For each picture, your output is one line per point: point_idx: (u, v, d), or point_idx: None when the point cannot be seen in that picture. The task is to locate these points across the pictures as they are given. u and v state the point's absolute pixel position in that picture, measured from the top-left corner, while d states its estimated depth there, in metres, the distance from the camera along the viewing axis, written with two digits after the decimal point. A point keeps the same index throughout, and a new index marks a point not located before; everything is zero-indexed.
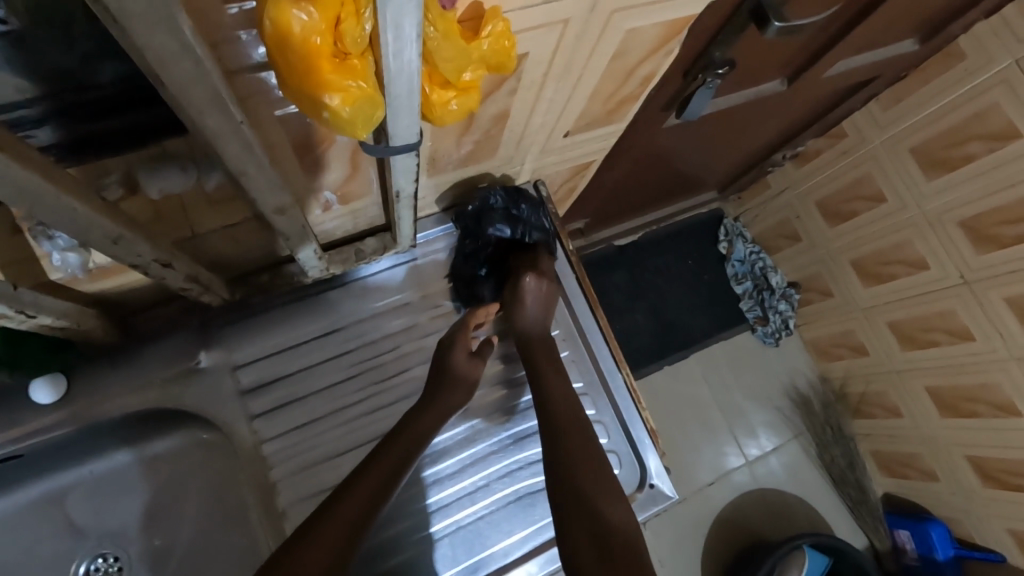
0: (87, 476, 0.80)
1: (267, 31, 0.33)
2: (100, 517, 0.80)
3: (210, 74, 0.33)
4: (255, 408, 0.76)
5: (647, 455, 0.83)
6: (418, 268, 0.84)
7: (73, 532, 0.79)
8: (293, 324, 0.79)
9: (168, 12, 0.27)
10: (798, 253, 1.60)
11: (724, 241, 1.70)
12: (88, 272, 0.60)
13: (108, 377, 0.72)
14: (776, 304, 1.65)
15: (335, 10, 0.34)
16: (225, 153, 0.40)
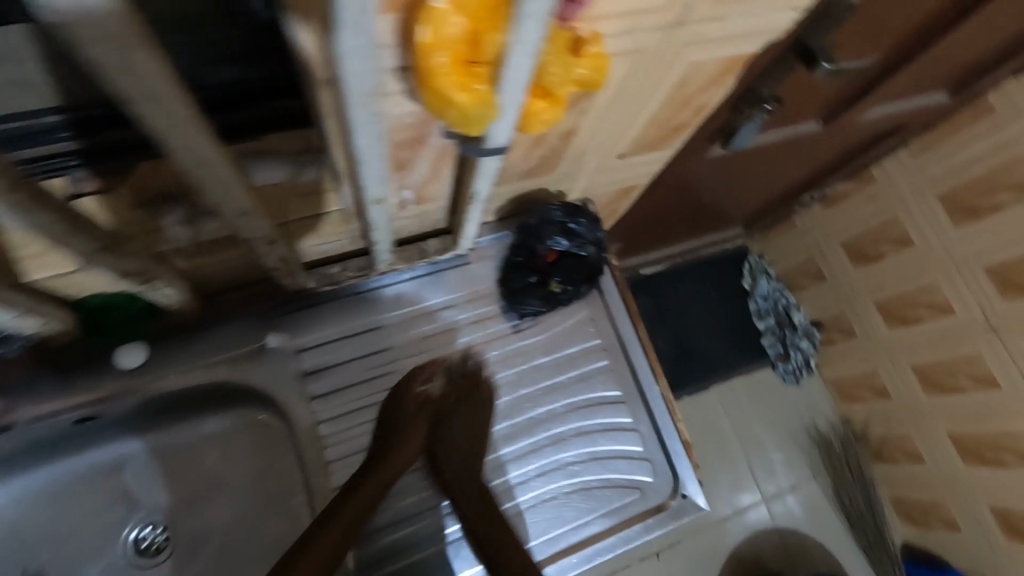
0: (142, 448, 0.83)
1: (417, 36, 0.40)
2: (153, 489, 0.83)
3: (371, 71, 0.39)
4: (312, 390, 0.81)
5: (681, 467, 0.86)
6: (471, 272, 0.89)
7: (126, 503, 0.83)
8: (354, 314, 0.84)
9: (364, 18, 0.34)
10: (821, 292, 1.62)
11: (747, 278, 1.71)
12: (189, 247, 0.66)
13: (182, 350, 0.77)
14: (797, 342, 1.66)
15: (476, 24, 0.40)
16: (356, 142, 0.47)
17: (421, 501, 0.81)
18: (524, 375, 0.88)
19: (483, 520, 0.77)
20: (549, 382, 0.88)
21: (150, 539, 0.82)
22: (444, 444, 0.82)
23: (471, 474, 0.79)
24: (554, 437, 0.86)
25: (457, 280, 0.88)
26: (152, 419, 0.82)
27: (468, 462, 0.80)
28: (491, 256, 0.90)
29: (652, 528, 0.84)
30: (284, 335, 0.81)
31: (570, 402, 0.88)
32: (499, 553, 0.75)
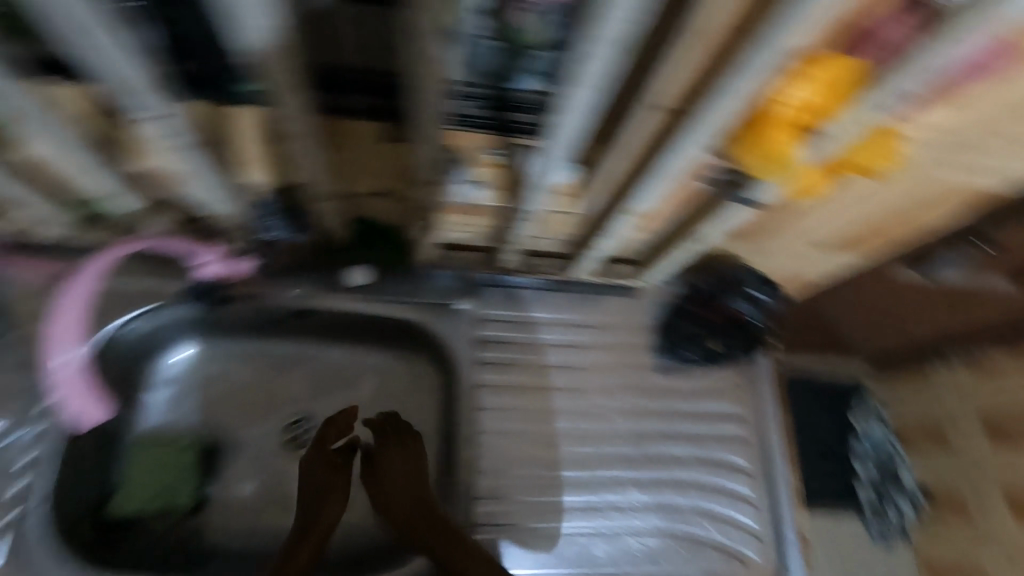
0: (320, 353, 0.95)
1: (776, 91, 0.51)
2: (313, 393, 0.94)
3: (728, 107, 0.49)
4: (483, 355, 0.90)
5: (789, 556, 0.87)
6: (637, 302, 0.98)
7: (289, 399, 0.93)
8: (535, 301, 0.94)
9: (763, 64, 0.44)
10: (935, 457, 1.11)
11: (859, 418, 1.22)
12: (456, 204, 0.78)
13: (398, 285, 0.90)
14: (896, 500, 1.17)
15: (824, 101, 0.50)
16: (671, 155, 0.57)
17: (542, 494, 0.86)
18: (660, 410, 0.93)
19: (445, 532, 0.76)
20: (683, 426, 0.92)
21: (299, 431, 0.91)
22: (384, 478, 0.80)
23: (428, 505, 0.78)
24: (676, 482, 0.89)
25: (619, 308, 0.98)
26: (337, 334, 0.93)
27: (417, 500, 0.78)
28: (654, 299, 0.99)
29: None
30: (475, 300, 0.92)
31: (700, 452, 0.91)
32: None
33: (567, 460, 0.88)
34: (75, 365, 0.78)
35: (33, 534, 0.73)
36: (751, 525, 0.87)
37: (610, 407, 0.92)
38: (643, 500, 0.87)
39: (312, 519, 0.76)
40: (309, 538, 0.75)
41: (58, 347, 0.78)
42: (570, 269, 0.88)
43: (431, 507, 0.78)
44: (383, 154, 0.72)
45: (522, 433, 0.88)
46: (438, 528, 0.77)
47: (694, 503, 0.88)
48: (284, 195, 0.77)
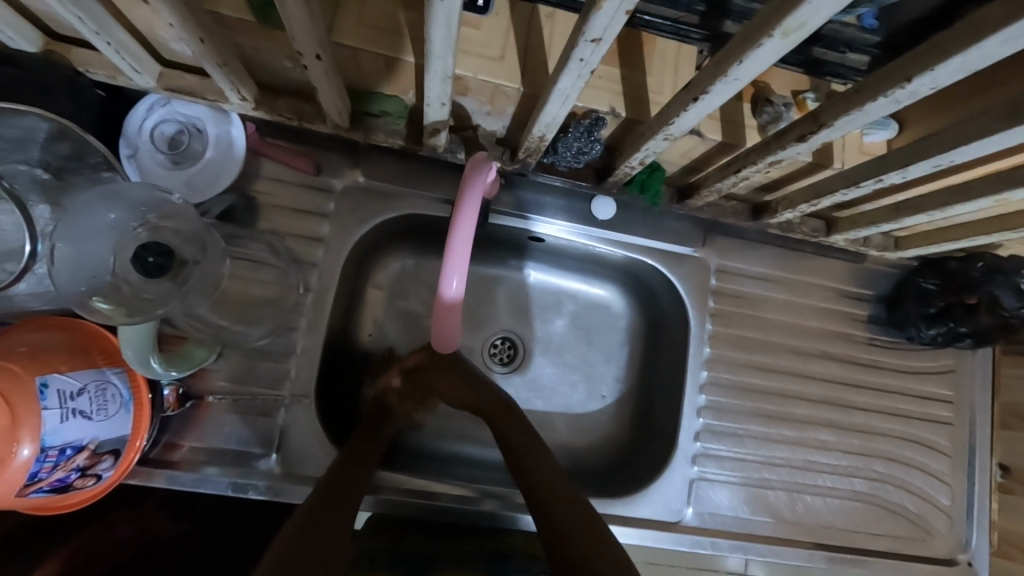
0: (525, 278, 0.95)
1: None
2: (516, 317, 0.95)
3: None
4: (712, 305, 0.88)
5: (975, 533, 0.90)
6: (861, 270, 0.93)
7: (495, 317, 0.95)
8: (760, 256, 0.89)
9: None
10: None
11: None
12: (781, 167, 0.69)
13: (631, 222, 0.86)
14: None
15: None
16: None
17: (755, 447, 0.86)
18: (871, 381, 0.91)
19: (510, 430, 0.74)
20: (890, 401, 0.91)
21: (500, 350, 0.94)
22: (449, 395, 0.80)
23: (489, 407, 0.76)
24: (881, 454, 0.90)
25: (841, 274, 0.92)
26: (556, 259, 0.94)
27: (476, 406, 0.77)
28: (883, 268, 0.93)
29: None
30: (710, 249, 0.88)
31: (903, 428, 0.91)
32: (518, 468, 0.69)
33: (777, 419, 0.88)
34: (334, 266, 0.78)
35: (303, 426, 0.75)
36: (946, 502, 0.89)
37: (825, 374, 0.90)
38: (843, 464, 0.88)
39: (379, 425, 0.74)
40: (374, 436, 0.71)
41: (314, 247, 0.78)
42: (832, 235, 0.83)
43: (493, 405, 0.76)
44: (679, 83, 0.66)
45: (702, 380, 0.86)
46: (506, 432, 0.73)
47: (891, 474, 0.89)
48: (592, 121, 0.67)
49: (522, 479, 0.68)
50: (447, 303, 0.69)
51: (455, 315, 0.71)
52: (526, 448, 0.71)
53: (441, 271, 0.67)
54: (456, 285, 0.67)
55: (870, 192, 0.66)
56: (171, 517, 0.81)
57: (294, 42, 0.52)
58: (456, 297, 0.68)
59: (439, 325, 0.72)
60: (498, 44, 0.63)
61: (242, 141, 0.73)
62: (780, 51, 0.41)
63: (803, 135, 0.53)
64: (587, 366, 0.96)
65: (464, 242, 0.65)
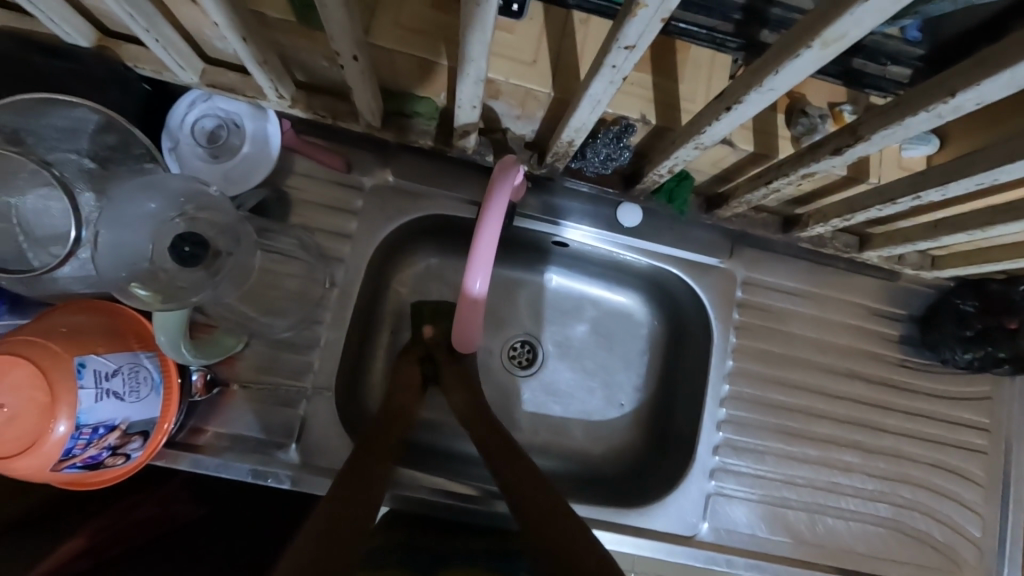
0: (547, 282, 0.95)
1: None
2: (536, 319, 0.95)
3: None
4: (736, 317, 0.86)
5: (1007, 568, 0.86)
6: (894, 288, 0.90)
7: (516, 320, 0.95)
8: (789, 270, 0.87)
9: None
10: None
11: None
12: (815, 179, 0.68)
13: (657, 231, 0.85)
14: None
15: None
16: None
17: (776, 465, 0.84)
18: (900, 403, 0.88)
19: (500, 443, 0.70)
20: (920, 426, 0.88)
21: (519, 353, 0.95)
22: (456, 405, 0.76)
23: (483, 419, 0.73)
24: (908, 479, 0.87)
25: (874, 291, 0.89)
26: (579, 264, 0.93)
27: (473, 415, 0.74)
28: (918, 287, 0.90)
29: None
30: (737, 261, 0.86)
31: (933, 455, 0.87)
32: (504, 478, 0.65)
33: (800, 437, 0.86)
34: (360, 262, 0.80)
35: (323, 418, 0.76)
36: (977, 534, 0.86)
37: (852, 394, 0.88)
38: (869, 489, 0.86)
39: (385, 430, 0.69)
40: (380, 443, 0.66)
41: (342, 243, 0.80)
42: (864, 252, 0.81)
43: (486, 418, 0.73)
44: (712, 91, 0.65)
45: (723, 393, 0.85)
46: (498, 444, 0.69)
47: (918, 501, 0.86)
48: (622, 128, 0.67)
49: (519, 498, 0.62)
50: (471, 303, 0.70)
51: (477, 314, 0.72)
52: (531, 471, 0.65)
53: (465, 271, 0.69)
54: (479, 285, 0.68)
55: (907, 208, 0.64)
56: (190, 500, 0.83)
57: (332, 43, 0.53)
58: (480, 297, 0.69)
59: (460, 323, 0.73)
60: (531, 48, 0.63)
61: (277, 138, 0.75)
62: (819, 62, 0.40)
63: (839, 147, 0.52)
64: (606, 374, 0.95)
65: (489, 244, 0.67)
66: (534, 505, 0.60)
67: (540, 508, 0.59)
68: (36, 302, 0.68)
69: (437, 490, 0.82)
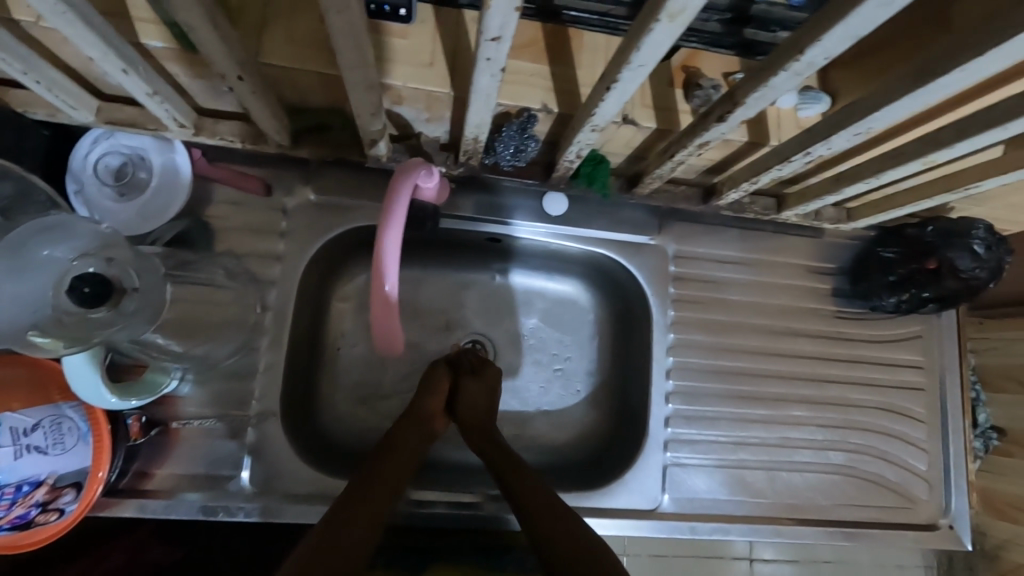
0: (488, 280, 0.95)
1: None
2: (484, 318, 0.95)
3: None
4: (673, 292, 0.88)
5: (956, 497, 0.90)
6: (821, 244, 0.93)
7: (463, 321, 0.94)
8: (719, 238, 0.90)
9: None
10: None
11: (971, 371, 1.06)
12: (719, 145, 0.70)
13: (586, 216, 0.86)
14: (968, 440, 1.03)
15: None
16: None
17: (728, 429, 0.86)
18: (839, 353, 0.91)
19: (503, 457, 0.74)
20: (861, 373, 0.91)
21: None
22: (465, 412, 0.78)
23: (489, 439, 0.76)
24: (855, 425, 0.90)
25: (802, 250, 0.92)
26: (520, 258, 0.94)
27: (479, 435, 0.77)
28: (844, 240, 0.93)
29: (919, 543, 0.88)
30: (667, 236, 0.88)
31: (876, 398, 0.91)
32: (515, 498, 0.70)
33: (749, 399, 0.88)
34: (291, 283, 0.78)
35: (268, 445, 0.74)
36: (924, 468, 0.89)
37: (793, 350, 0.90)
38: (818, 439, 0.88)
39: (399, 444, 0.73)
40: (394, 456, 0.71)
41: (271, 265, 0.78)
42: (783, 212, 0.84)
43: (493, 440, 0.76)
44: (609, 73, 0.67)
45: (669, 365, 0.86)
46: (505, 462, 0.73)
47: (867, 445, 0.89)
48: (525, 119, 0.68)
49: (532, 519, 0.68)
50: (382, 302, 0.69)
51: (391, 314, 0.72)
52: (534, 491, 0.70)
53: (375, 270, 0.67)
54: (389, 284, 0.67)
55: (805, 165, 0.67)
56: (165, 543, 0.81)
57: (213, 64, 0.52)
58: (390, 295, 0.69)
59: (378, 319, 0.72)
60: (426, 49, 0.64)
61: (188, 167, 0.73)
62: (674, 35, 0.42)
63: (723, 115, 0.54)
64: (560, 363, 0.95)
65: (394, 245, 0.65)
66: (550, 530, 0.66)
67: (553, 531, 0.66)
68: None
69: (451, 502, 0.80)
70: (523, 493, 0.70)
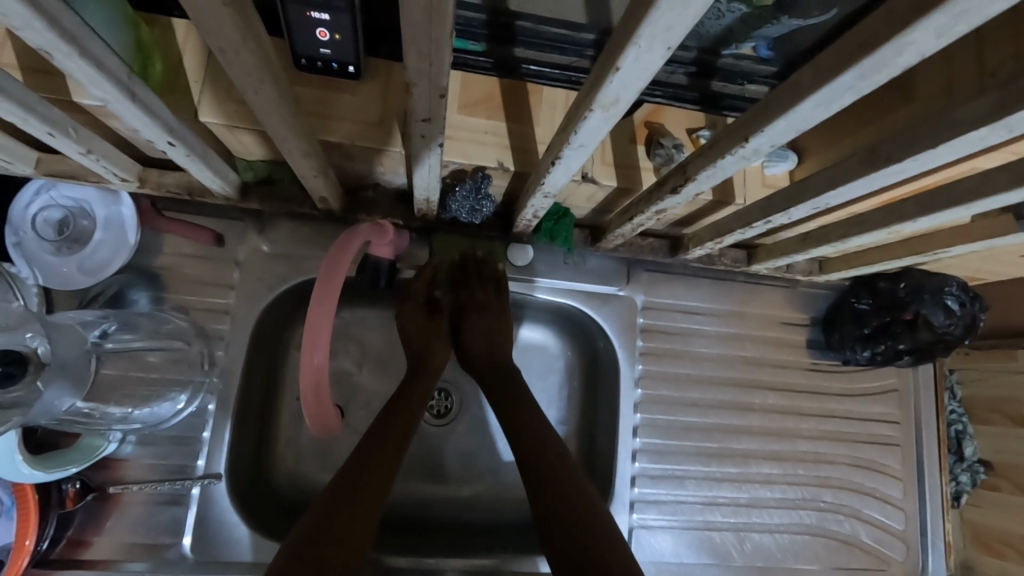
0: None
1: None
2: (451, 366, 0.91)
3: None
4: (641, 345, 0.85)
5: (932, 558, 0.87)
6: (794, 294, 0.91)
7: None
8: (689, 287, 0.87)
9: None
10: (1004, 454, 0.97)
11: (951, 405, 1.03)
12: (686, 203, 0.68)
13: (552, 267, 0.84)
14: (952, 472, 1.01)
15: None
16: (988, 200, 0.48)
17: (697, 488, 0.83)
18: (813, 407, 0.89)
19: (526, 401, 0.74)
20: (834, 428, 0.89)
21: (437, 403, 0.90)
22: (477, 342, 0.78)
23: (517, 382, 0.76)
24: (828, 482, 0.87)
25: (774, 299, 0.90)
26: None
27: (507, 376, 0.77)
28: (817, 290, 0.91)
29: None
30: (635, 285, 0.86)
31: (850, 456, 0.88)
32: (535, 443, 0.69)
33: (719, 455, 0.85)
34: (242, 338, 0.75)
35: (215, 511, 0.71)
36: (900, 528, 0.87)
37: (765, 405, 0.88)
38: (790, 497, 0.86)
39: (390, 425, 0.69)
40: (386, 441, 0.67)
41: (222, 319, 0.75)
42: (753, 265, 0.82)
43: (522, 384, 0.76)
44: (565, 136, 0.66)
45: (636, 419, 0.84)
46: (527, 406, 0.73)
47: (841, 504, 0.87)
48: (479, 179, 0.66)
49: (543, 464, 0.68)
50: (313, 374, 0.66)
51: (322, 392, 0.68)
52: (535, 446, 0.69)
53: (303, 346, 0.65)
54: (319, 358, 0.65)
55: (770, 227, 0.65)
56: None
57: (141, 131, 0.50)
58: (321, 367, 0.66)
59: (308, 402, 0.67)
60: (376, 106, 0.61)
61: (134, 221, 0.71)
62: (611, 120, 0.40)
63: (676, 186, 0.53)
64: None
65: (323, 319, 0.64)
66: (557, 484, 0.66)
67: (560, 488, 0.65)
68: None
69: (413, 567, 0.77)
70: (540, 437, 0.70)
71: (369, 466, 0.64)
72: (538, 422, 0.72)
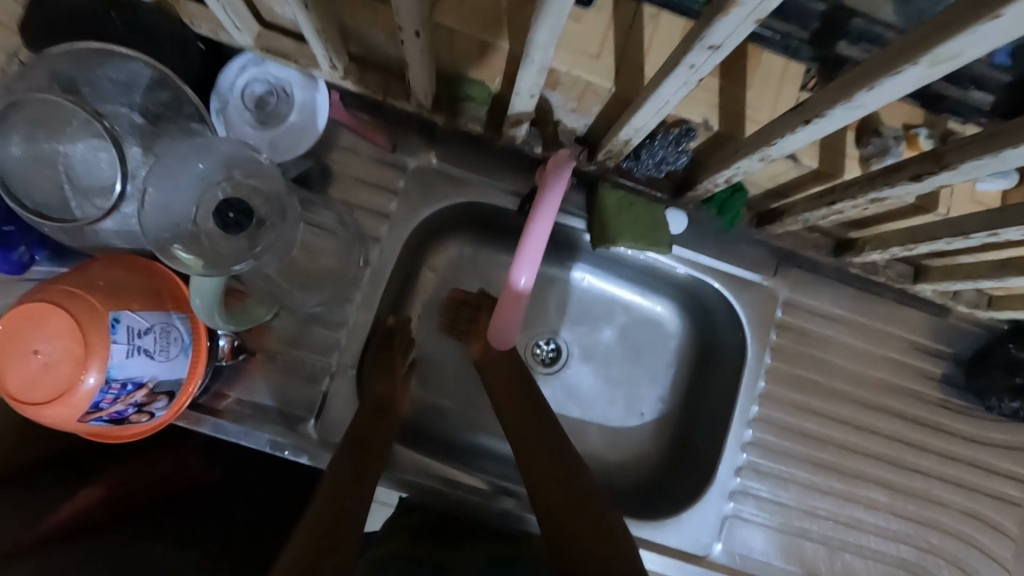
0: (575, 284, 0.91)
1: None
2: (568, 321, 0.91)
3: None
4: (773, 339, 0.83)
5: None
6: (944, 326, 0.85)
7: (544, 316, 0.91)
8: (833, 294, 0.84)
9: None
10: None
11: None
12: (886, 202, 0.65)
13: (701, 242, 0.82)
14: None
15: None
16: None
17: (799, 494, 0.82)
18: (935, 445, 0.84)
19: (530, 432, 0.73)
20: (955, 472, 0.84)
21: (545, 351, 0.90)
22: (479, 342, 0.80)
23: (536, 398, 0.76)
24: (937, 525, 0.83)
25: (922, 326, 0.85)
26: (615, 267, 0.89)
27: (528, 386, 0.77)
28: (970, 327, 0.85)
29: None
30: (780, 280, 0.83)
31: (965, 504, 0.84)
32: (531, 469, 0.70)
33: (827, 468, 0.83)
34: (395, 243, 0.79)
35: (344, 398, 0.76)
36: None
37: (887, 431, 0.84)
38: (893, 528, 0.83)
39: (378, 417, 0.72)
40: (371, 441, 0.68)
41: (380, 222, 0.78)
42: (920, 284, 0.78)
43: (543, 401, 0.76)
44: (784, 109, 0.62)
45: (751, 411, 0.82)
46: (536, 425, 0.73)
47: (944, 548, 0.83)
48: (683, 131, 0.65)
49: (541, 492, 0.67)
50: (513, 296, 0.73)
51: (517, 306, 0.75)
52: (532, 475, 0.69)
53: (512, 265, 0.72)
54: (526, 279, 0.72)
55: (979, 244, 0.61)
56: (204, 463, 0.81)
57: (396, 17, 0.51)
58: (523, 289, 0.73)
59: (502, 316, 0.75)
60: (597, 39, 0.60)
61: (325, 110, 0.73)
62: (922, 80, 0.38)
63: (920, 173, 0.51)
64: (632, 381, 0.91)
65: (539, 242, 0.70)
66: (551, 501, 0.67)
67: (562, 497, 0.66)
68: (74, 252, 0.70)
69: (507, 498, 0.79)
70: (532, 465, 0.70)
71: (367, 452, 0.66)
72: (545, 441, 0.72)
